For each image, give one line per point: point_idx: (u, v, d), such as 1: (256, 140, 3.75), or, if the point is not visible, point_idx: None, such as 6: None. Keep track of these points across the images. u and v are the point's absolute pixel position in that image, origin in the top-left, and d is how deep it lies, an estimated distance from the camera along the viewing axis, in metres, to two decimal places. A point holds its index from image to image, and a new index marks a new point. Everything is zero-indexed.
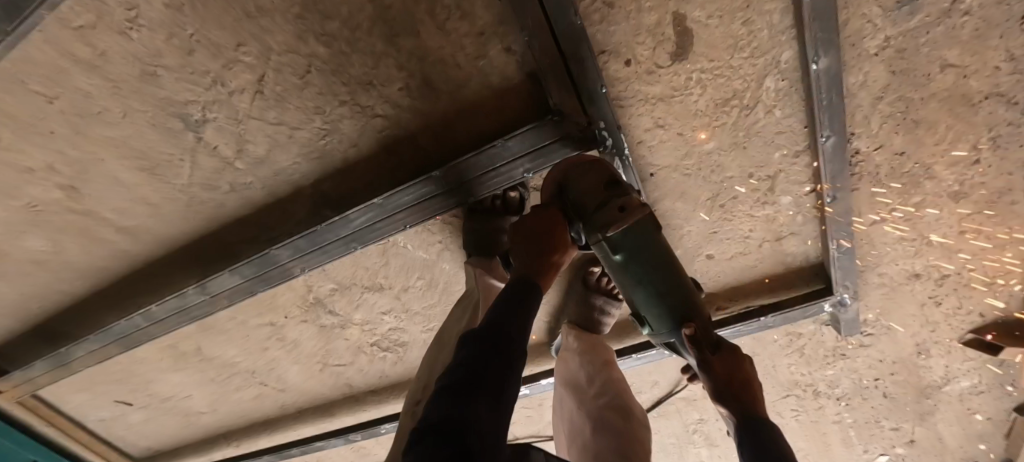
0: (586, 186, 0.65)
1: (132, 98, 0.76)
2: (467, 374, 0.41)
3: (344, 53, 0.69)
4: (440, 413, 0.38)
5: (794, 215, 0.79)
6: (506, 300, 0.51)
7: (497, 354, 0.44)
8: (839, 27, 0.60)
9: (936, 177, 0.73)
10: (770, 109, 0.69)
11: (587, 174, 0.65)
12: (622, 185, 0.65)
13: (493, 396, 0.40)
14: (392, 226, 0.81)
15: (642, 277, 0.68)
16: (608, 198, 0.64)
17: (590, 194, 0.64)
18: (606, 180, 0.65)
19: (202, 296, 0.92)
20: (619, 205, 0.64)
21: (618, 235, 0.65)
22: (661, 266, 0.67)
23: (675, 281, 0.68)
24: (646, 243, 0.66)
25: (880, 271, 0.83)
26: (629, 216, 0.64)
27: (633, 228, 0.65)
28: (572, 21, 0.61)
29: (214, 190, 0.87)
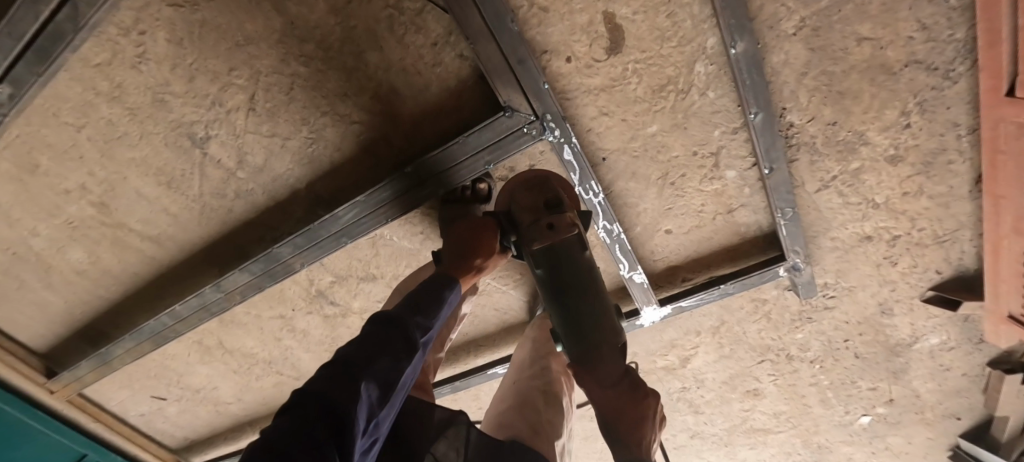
0: (524, 204, 0.77)
1: (147, 122, 0.87)
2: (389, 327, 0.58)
3: (321, 71, 0.80)
4: (379, 331, 0.58)
5: (741, 187, 0.85)
6: (439, 277, 0.71)
7: (414, 317, 0.61)
8: (751, 12, 0.66)
9: (870, 143, 0.78)
10: (703, 91, 0.76)
11: (528, 193, 0.77)
12: (559, 207, 0.74)
13: (404, 345, 0.57)
14: (376, 220, 0.91)
15: (561, 290, 0.76)
16: (539, 216, 0.75)
17: (524, 212, 0.77)
18: (542, 201, 0.76)
19: (218, 293, 1.04)
20: (546, 223, 0.73)
21: (539, 251, 0.75)
22: (577, 285, 0.75)
23: (584, 300, 0.76)
24: (568, 261, 0.74)
25: (832, 235, 0.88)
26: (553, 234, 0.73)
27: (557, 246, 0.74)
28: (510, 27, 0.68)
29: (221, 199, 0.98)
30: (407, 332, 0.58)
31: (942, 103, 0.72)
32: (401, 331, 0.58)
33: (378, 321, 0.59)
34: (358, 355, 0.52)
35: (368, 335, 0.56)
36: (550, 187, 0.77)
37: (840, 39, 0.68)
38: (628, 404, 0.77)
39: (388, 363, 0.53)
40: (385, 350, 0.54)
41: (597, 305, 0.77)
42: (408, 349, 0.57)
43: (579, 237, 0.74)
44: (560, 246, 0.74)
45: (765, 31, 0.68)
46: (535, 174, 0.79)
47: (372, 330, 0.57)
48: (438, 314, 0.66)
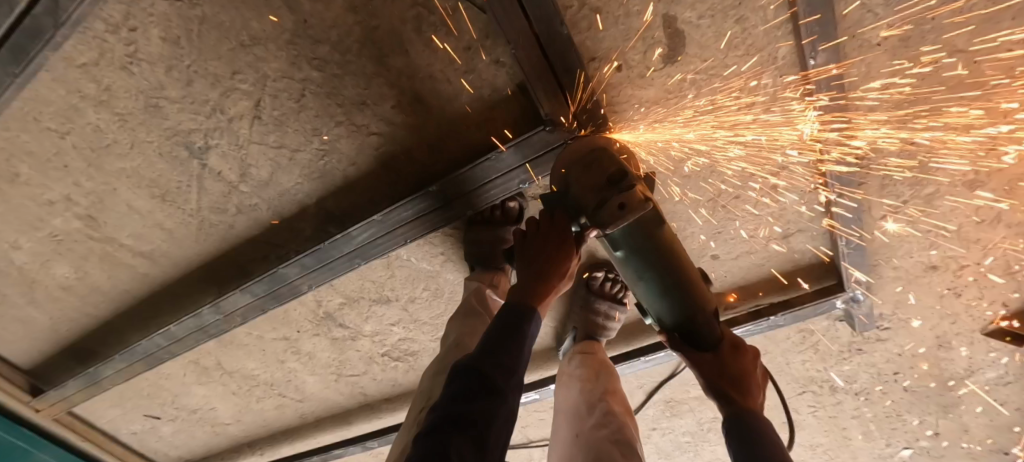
0: (584, 183, 0.62)
1: (138, 130, 0.78)
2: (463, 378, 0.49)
3: (337, 76, 0.71)
4: (455, 386, 0.49)
5: (800, 212, 0.77)
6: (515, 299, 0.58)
7: (491, 361, 0.50)
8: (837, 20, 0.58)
9: (949, 168, 0.70)
10: (768, 106, 0.68)
11: (587, 170, 0.62)
12: (628, 183, 0.59)
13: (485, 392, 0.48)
14: (394, 241, 0.83)
15: (642, 274, 0.64)
16: (607, 195, 0.60)
17: (587, 191, 0.62)
18: (605, 174, 0.61)
19: (218, 315, 0.96)
20: (618, 203, 0.59)
21: (617, 234, 0.62)
22: (662, 263, 0.62)
23: (673, 279, 0.63)
24: (648, 242, 0.62)
25: (894, 264, 0.81)
26: (628, 215, 0.59)
27: (634, 227, 0.61)
28: (558, 31, 0.61)
29: (221, 214, 0.89)
30: (490, 380, 0.49)
31: None
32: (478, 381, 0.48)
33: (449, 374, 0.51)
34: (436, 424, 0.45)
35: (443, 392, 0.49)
36: (608, 157, 0.62)
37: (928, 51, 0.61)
38: (729, 358, 0.64)
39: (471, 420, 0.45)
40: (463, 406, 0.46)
41: (687, 277, 0.63)
42: (491, 402, 0.47)
43: (654, 212, 0.61)
44: (637, 224, 0.61)
45: (846, 41, 0.61)
46: (588, 151, 0.63)
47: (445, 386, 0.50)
48: (524, 348, 0.54)
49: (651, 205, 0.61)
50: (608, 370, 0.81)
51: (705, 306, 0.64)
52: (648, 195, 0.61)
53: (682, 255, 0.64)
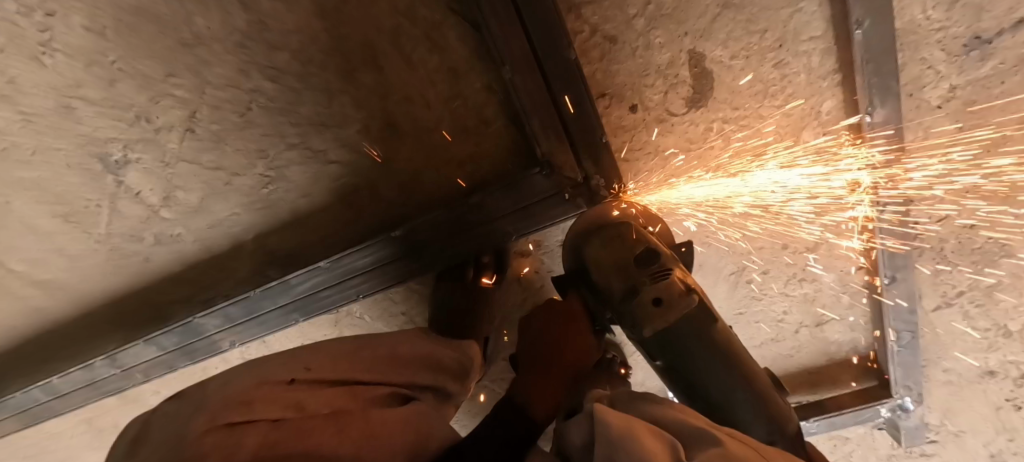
0: (605, 264, 0.49)
1: (45, 133, 0.63)
2: (318, 424, 0.37)
3: (294, 90, 0.59)
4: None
5: (839, 295, 0.64)
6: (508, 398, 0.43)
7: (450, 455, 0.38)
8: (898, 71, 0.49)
9: (1015, 257, 0.59)
10: (808, 169, 0.57)
11: (607, 249, 0.49)
12: (658, 267, 0.47)
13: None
14: (340, 296, 0.67)
15: (690, 386, 0.47)
16: (635, 283, 0.48)
17: (610, 276, 0.49)
18: (630, 256, 0.48)
19: (114, 370, 0.78)
20: (652, 297, 0.46)
21: (651, 340, 0.47)
22: (720, 383, 0.45)
23: (737, 399, 0.45)
24: (698, 350, 0.46)
25: (946, 366, 0.67)
26: (665, 313, 0.45)
27: (680, 327, 0.46)
28: (566, 56, 0.50)
29: (138, 243, 0.72)
30: None
31: None
32: (299, 441, 0.35)
33: (285, 381, 0.42)
34: (207, 405, 0.37)
35: (259, 379, 0.41)
36: (634, 234, 0.49)
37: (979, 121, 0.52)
38: None
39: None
40: (244, 432, 0.35)
41: (759, 394, 0.45)
42: None
43: (703, 306, 0.47)
44: (679, 328, 0.46)
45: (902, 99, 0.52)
46: (606, 227, 0.51)
47: (268, 379, 0.41)
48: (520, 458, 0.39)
49: (698, 297, 0.46)
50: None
51: (788, 436, 0.45)
52: (689, 283, 0.47)
53: (747, 360, 0.47)
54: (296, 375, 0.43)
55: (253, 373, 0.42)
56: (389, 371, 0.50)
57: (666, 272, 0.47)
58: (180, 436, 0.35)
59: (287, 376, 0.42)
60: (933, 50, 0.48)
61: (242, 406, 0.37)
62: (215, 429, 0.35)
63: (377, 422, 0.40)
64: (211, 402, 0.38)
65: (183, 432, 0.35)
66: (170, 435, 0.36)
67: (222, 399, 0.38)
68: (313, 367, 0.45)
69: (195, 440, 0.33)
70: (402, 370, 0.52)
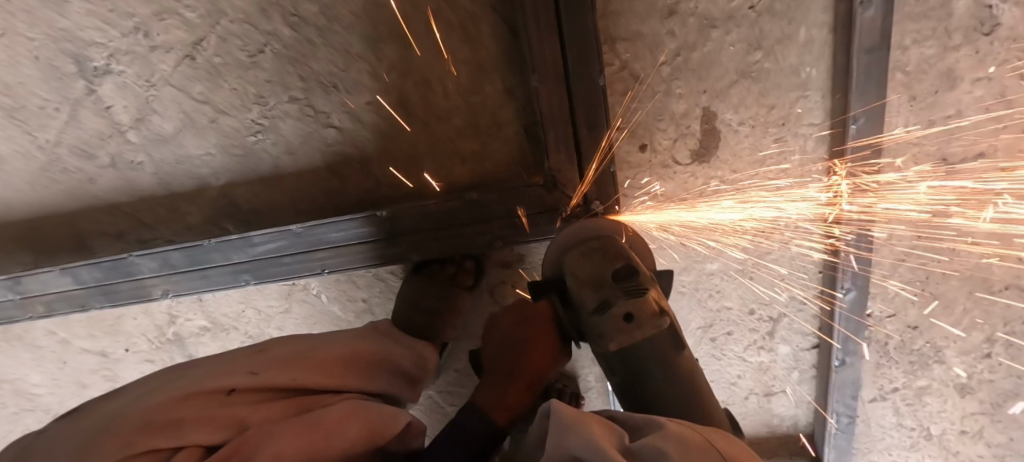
0: (582, 275, 0.48)
1: (19, 18, 0.58)
2: (285, 429, 0.35)
3: (312, 43, 0.57)
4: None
5: (790, 370, 0.67)
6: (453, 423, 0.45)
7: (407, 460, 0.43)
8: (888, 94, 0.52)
9: (945, 364, 0.64)
10: (785, 242, 0.60)
11: (588, 259, 0.48)
12: (635, 284, 0.46)
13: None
14: (305, 267, 0.62)
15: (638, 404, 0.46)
16: (608, 295, 0.46)
17: (584, 285, 0.48)
18: (609, 268, 0.47)
19: (8, 296, 0.67)
20: (623, 312, 0.45)
21: (611, 355, 0.47)
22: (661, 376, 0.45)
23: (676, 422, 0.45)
24: (651, 358, 0.45)
25: (870, 458, 0.72)
26: (633, 330, 0.45)
27: (640, 345, 0.45)
28: (595, 78, 0.51)
29: (84, 162, 0.64)
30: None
31: None
32: None
33: (222, 391, 0.37)
34: (116, 431, 0.33)
35: (189, 390, 0.36)
36: (615, 248, 0.48)
37: (937, 233, 0.58)
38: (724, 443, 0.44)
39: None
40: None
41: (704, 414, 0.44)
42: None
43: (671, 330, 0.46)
44: (641, 345, 0.45)
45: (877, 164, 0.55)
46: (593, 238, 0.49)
47: (200, 390, 0.37)
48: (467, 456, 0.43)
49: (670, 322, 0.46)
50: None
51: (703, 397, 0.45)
52: (664, 307, 0.46)
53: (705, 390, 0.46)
54: (237, 385, 0.38)
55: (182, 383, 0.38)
56: (352, 374, 0.47)
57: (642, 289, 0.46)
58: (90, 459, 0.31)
59: (225, 385, 0.38)
60: (907, 160, 0.55)
61: (168, 430, 0.33)
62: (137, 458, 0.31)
63: (325, 425, 0.37)
64: (125, 424, 0.33)
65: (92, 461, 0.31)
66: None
67: (140, 420, 0.33)
68: (259, 371, 0.41)
69: None
70: (358, 369, 0.48)
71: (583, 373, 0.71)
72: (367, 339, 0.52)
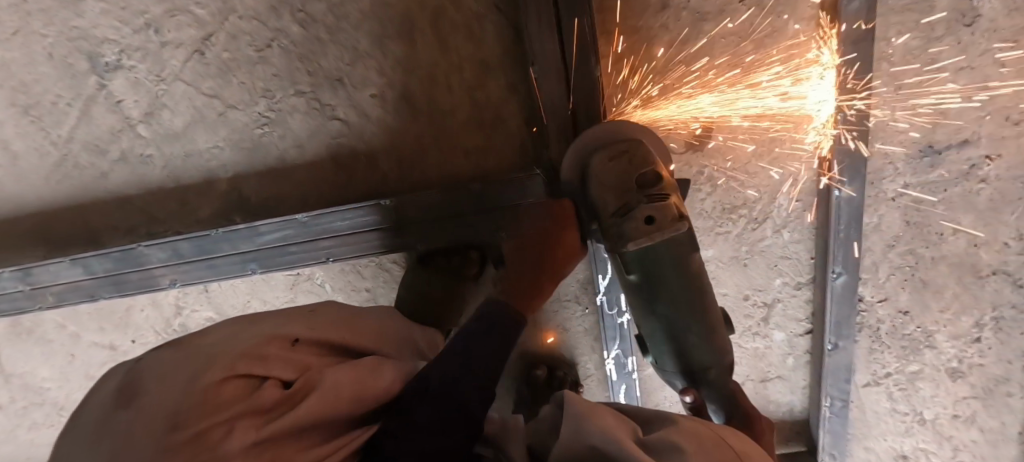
0: (608, 178, 0.49)
1: (36, 17, 0.60)
2: (346, 373, 0.38)
3: (319, 39, 0.59)
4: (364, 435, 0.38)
5: (786, 356, 0.69)
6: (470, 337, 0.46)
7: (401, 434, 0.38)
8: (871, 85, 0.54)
9: (937, 349, 0.66)
10: (778, 229, 0.62)
11: (615, 164, 0.49)
12: (658, 190, 0.48)
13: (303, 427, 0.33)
14: (311, 255, 0.64)
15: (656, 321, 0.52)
16: (630, 202, 0.48)
17: (608, 190, 0.50)
18: (635, 174, 0.48)
19: (21, 287, 0.69)
20: (645, 216, 0.46)
21: (629, 258, 0.49)
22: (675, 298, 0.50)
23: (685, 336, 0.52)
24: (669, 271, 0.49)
25: (866, 444, 0.73)
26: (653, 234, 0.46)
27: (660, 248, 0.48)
28: (592, 71, 0.53)
29: (96, 156, 0.66)
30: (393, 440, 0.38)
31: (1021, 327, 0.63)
32: (317, 397, 0.35)
33: (291, 340, 0.38)
34: (212, 357, 0.33)
35: (268, 332, 0.37)
36: (643, 153, 0.48)
37: (924, 220, 0.60)
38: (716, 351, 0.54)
39: (260, 417, 0.31)
40: (261, 387, 0.33)
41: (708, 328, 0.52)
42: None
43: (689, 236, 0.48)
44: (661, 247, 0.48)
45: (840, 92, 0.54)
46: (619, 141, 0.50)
47: (276, 333, 0.38)
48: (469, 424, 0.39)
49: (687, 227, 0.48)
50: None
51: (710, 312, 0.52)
52: (683, 212, 0.48)
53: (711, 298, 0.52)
54: (299, 336, 0.40)
55: (256, 326, 0.38)
56: (379, 343, 0.49)
57: (664, 196, 0.48)
58: (183, 378, 0.31)
59: (292, 334, 0.39)
60: (894, 148, 0.57)
61: (261, 361, 0.34)
62: (237, 381, 0.32)
63: (369, 369, 0.41)
64: (220, 351, 0.33)
65: (197, 379, 0.30)
66: (173, 383, 0.30)
67: (235, 350, 0.33)
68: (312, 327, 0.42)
69: (218, 391, 0.30)
70: (383, 339, 0.50)
71: (583, 361, 0.72)
72: (390, 316, 0.54)
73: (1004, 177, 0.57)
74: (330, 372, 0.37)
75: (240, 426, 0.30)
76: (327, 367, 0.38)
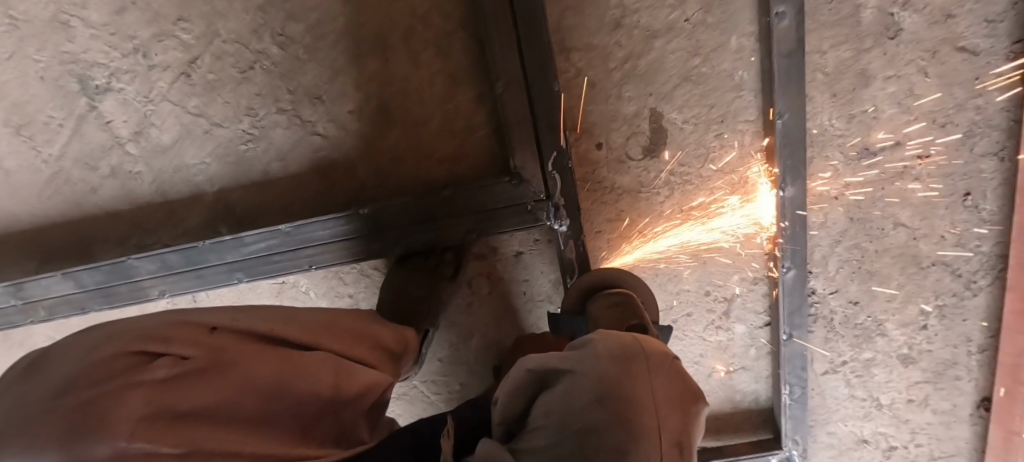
0: (597, 310, 0.55)
1: (29, 43, 0.63)
2: (264, 362, 0.43)
3: (299, 60, 0.63)
4: None
5: (748, 347, 0.73)
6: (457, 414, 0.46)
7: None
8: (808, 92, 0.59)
9: (887, 337, 0.70)
10: (733, 227, 0.67)
11: (601, 301, 0.56)
12: (640, 325, 0.50)
13: (200, 409, 0.37)
14: (294, 263, 0.67)
15: None
16: (617, 339, 0.52)
17: (599, 328, 0.54)
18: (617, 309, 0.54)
19: (13, 301, 0.71)
20: None
21: None
22: None
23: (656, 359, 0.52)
24: None
25: (829, 429, 0.77)
26: None
27: None
28: (551, 84, 0.58)
29: (86, 173, 0.69)
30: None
31: (963, 313, 0.68)
32: (216, 379, 0.39)
33: (208, 327, 0.43)
34: (121, 336, 0.39)
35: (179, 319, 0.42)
36: (623, 298, 0.54)
37: (866, 215, 0.65)
38: None
39: (152, 388, 0.35)
40: (153, 362, 0.37)
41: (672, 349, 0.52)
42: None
43: None
44: None
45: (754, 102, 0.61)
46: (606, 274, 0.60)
47: (190, 320, 0.43)
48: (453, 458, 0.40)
49: None
50: (663, 372, 0.36)
51: None
52: None
53: None
54: (219, 323, 0.44)
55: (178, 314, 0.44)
56: (325, 337, 0.52)
57: (642, 321, 0.50)
58: (95, 359, 0.36)
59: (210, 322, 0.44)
60: (834, 150, 0.62)
61: (161, 340, 0.39)
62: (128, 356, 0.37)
63: (297, 361, 0.46)
64: (125, 333, 0.39)
65: (93, 354, 0.37)
66: (80, 358, 0.37)
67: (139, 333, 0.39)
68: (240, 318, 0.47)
69: (104, 362, 0.36)
70: (332, 334, 0.53)
71: None
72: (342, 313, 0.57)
73: (935, 174, 0.62)
74: (240, 366, 0.41)
75: (128, 394, 0.34)
76: (241, 353, 0.42)
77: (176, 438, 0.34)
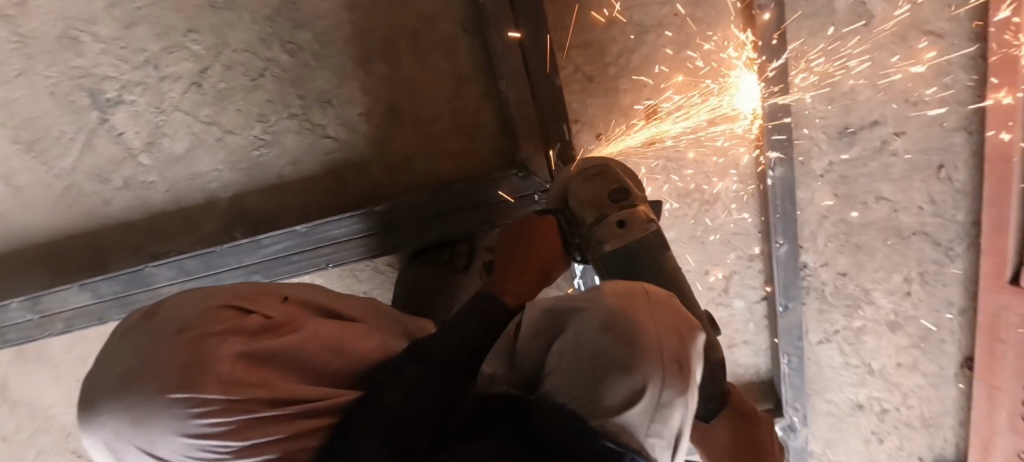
0: (584, 194, 0.56)
1: (39, 60, 0.64)
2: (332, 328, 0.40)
3: (308, 66, 0.65)
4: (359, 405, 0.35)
5: (747, 322, 0.77)
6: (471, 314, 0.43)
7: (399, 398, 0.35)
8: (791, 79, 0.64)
9: (875, 305, 0.75)
10: (728, 208, 0.71)
11: (588, 183, 0.56)
12: (627, 201, 0.55)
13: (280, 355, 0.35)
14: (311, 262, 0.69)
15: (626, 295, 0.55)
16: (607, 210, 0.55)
17: (586, 205, 0.56)
18: (607, 189, 0.56)
19: (30, 315, 0.72)
20: (617, 219, 0.54)
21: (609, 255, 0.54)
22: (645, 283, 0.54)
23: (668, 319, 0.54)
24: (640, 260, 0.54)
25: (827, 397, 0.81)
26: (626, 233, 0.54)
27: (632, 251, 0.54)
28: (554, 78, 0.62)
29: (99, 185, 0.70)
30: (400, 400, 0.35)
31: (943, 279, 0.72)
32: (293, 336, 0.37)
33: (281, 295, 0.42)
34: (211, 293, 0.37)
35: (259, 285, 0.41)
36: (610, 174, 0.57)
37: (849, 192, 0.69)
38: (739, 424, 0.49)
39: (243, 338, 0.34)
40: (244, 316, 0.36)
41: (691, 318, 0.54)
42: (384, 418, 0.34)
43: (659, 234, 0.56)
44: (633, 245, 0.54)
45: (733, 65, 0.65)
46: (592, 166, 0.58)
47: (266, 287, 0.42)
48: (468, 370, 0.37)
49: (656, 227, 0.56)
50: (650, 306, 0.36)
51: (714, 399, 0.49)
52: (652, 216, 0.56)
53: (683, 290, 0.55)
54: (289, 294, 0.43)
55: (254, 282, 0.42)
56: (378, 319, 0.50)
57: (633, 205, 0.56)
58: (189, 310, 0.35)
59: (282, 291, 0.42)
60: (817, 131, 0.67)
61: (249, 299, 0.38)
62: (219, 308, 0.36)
63: (360, 334, 0.42)
64: (212, 290, 0.38)
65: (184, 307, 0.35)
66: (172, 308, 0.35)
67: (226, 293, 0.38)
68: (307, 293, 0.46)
69: (200, 313, 0.34)
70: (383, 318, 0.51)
71: None
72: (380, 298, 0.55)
73: (911, 150, 0.67)
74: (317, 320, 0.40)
75: (228, 338, 0.33)
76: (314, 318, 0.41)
77: (260, 381, 0.33)
